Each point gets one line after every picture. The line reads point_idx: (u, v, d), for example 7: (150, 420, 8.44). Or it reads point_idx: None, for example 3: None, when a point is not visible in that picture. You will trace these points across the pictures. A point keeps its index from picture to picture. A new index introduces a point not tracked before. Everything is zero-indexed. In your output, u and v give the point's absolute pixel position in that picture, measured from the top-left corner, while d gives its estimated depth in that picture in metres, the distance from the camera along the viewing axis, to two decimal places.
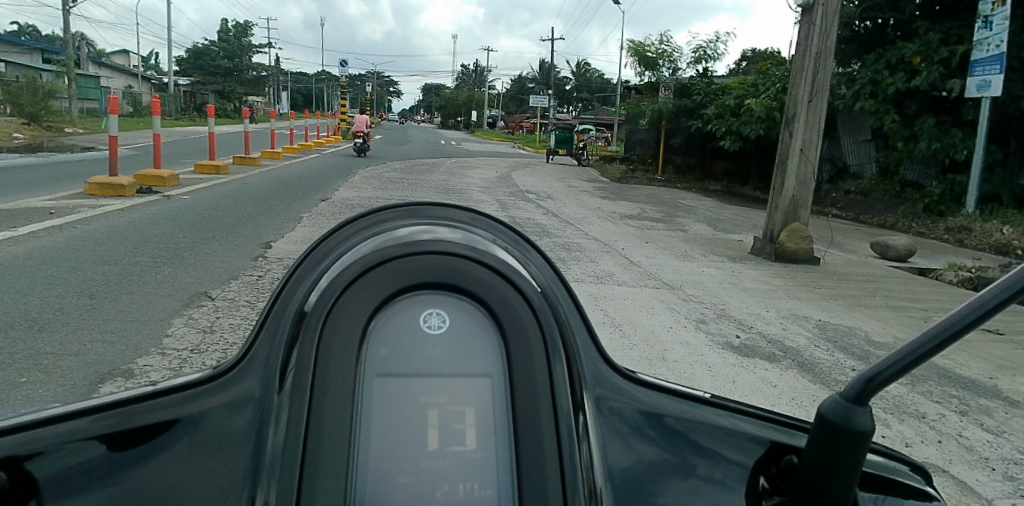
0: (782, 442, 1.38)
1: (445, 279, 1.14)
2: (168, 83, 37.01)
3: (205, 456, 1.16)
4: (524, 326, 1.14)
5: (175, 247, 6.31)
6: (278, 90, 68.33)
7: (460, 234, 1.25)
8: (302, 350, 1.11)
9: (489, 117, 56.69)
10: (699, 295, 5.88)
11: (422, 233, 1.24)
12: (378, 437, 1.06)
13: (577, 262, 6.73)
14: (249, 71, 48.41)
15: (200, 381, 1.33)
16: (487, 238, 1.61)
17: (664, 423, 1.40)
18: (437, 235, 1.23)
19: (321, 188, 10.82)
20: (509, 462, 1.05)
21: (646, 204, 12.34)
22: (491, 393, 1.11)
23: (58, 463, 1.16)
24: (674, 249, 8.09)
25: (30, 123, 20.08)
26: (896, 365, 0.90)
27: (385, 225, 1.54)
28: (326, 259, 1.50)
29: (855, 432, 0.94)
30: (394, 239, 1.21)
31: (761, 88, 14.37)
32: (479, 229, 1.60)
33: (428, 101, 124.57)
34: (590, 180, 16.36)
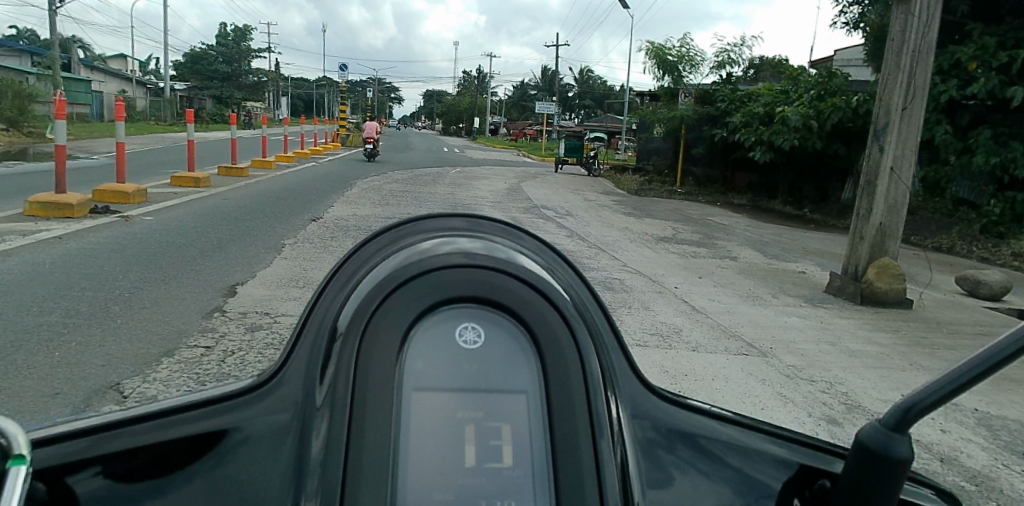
0: (814, 465, 1.40)
1: (482, 290, 1.10)
2: (163, 87, 36.49)
3: (239, 471, 1.14)
4: (563, 341, 1.09)
5: (137, 279, 5.86)
6: (275, 96, 68.02)
7: (483, 245, 1.22)
8: (339, 365, 1.07)
9: (491, 124, 56.54)
10: (752, 334, 5.65)
11: (444, 246, 1.21)
12: (416, 457, 0.98)
13: (616, 296, 6.45)
14: (244, 75, 47.74)
15: (240, 393, 1.31)
16: (511, 249, 1.41)
17: (695, 443, 1.39)
18: (459, 246, 1.20)
19: (310, 206, 10.32)
20: (549, 480, 0.97)
21: (669, 221, 12.04)
22: (527, 409, 1.04)
23: (86, 486, 1.15)
24: (709, 277, 7.83)
25: (7, 128, 19.45)
26: (932, 396, 0.91)
27: (406, 240, 1.39)
28: (350, 287, 1.36)
29: (892, 461, 0.97)
30: (423, 254, 1.18)
31: (793, 95, 14.05)
32: (507, 237, 1.45)
33: (427, 107, 124.52)
34: (604, 193, 16.04)
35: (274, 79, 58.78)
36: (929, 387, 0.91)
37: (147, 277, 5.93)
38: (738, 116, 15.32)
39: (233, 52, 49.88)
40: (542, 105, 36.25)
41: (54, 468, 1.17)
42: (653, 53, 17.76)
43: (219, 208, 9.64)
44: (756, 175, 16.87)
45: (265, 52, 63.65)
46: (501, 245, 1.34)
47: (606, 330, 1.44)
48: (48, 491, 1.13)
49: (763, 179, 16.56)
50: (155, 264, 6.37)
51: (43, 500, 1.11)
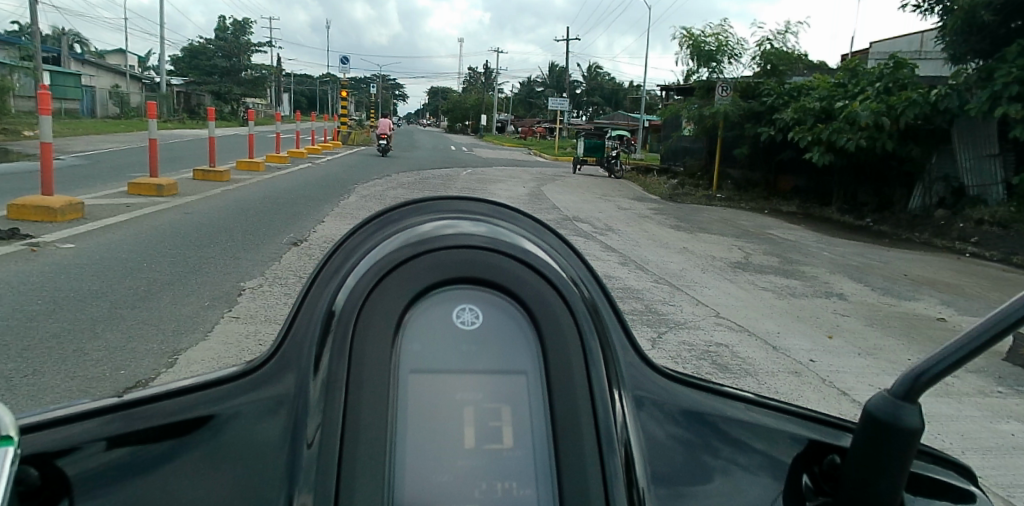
0: (821, 439, 1.29)
1: (480, 275, 1.07)
2: (160, 82, 35.73)
3: (255, 434, 1.13)
4: (556, 320, 1.07)
5: (104, 293, 5.39)
6: (276, 91, 67.48)
7: (483, 228, 1.17)
8: (339, 348, 1.04)
9: (498, 120, 56.21)
10: (793, 344, 5.35)
11: (445, 228, 1.16)
12: (418, 437, 0.99)
13: (645, 304, 6.14)
14: (247, 72, 47.20)
15: (233, 377, 1.27)
16: (514, 232, 1.26)
17: (705, 421, 1.28)
18: (460, 230, 1.15)
19: (293, 222, 9.01)
20: (548, 451, 0.98)
21: (692, 227, 11.70)
22: (527, 390, 1.04)
23: (103, 460, 1.11)
24: (738, 282, 7.52)
25: None
26: (943, 363, 0.89)
27: (402, 224, 1.22)
28: (338, 277, 1.21)
29: (902, 430, 0.93)
30: (419, 237, 1.14)
31: (851, 88, 13.72)
32: (506, 219, 1.29)
33: (432, 105, 124.56)
34: (622, 196, 15.68)
35: (277, 74, 58.09)
36: (936, 359, 0.90)
37: (67, 324, 4.59)
38: (790, 112, 14.94)
39: (236, 48, 49.26)
40: (555, 101, 35.70)
41: (46, 450, 1.12)
42: (689, 41, 17.38)
43: (183, 225, 8.29)
44: (800, 178, 16.45)
45: (266, 46, 63.03)
46: (506, 227, 1.25)
47: (608, 312, 1.31)
48: (41, 476, 1.07)
49: (815, 183, 15.98)
50: (78, 306, 5.01)
51: (36, 485, 1.06)
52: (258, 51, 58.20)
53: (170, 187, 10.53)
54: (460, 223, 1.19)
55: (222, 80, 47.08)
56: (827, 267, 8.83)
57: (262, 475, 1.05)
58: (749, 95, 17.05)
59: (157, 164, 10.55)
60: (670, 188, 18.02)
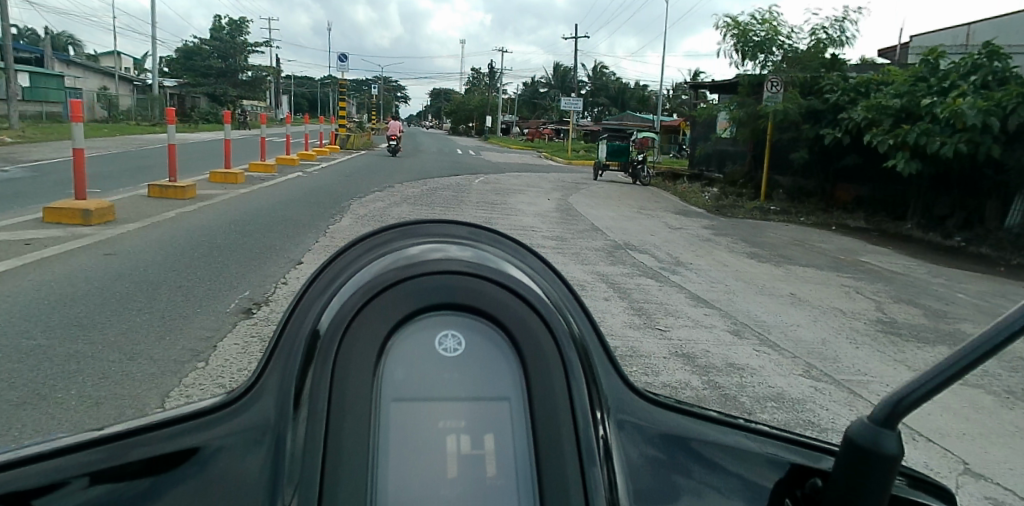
0: (803, 462, 1.27)
1: (463, 300, 1.04)
2: (152, 84, 35.21)
3: (232, 469, 1.10)
4: (543, 352, 1.04)
5: (91, 323, 5.07)
6: (278, 94, 67.23)
7: (470, 253, 1.15)
8: (322, 375, 1.02)
9: (503, 121, 55.86)
10: (837, 371, 5.12)
11: (431, 251, 1.14)
12: (399, 468, 0.97)
13: (678, 329, 5.89)
14: (243, 72, 46.23)
15: (209, 409, 1.25)
16: (500, 255, 1.25)
17: (689, 446, 1.26)
18: (447, 254, 1.13)
19: (253, 271, 7.03)
20: (532, 482, 0.96)
21: (736, 245, 10.92)
22: (512, 418, 1.02)
23: (73, 498, 1.09)
24: (769, 301, 7.28)
25: None
26: (920, 389, 0.88)
27: (387, 247, 1.20)
28: (322, 299, 1.19)
29: (882, 456, 0.92)
30: (401, 260, 1.12)
31: (936, 82, 11.97)
32: (493, 242, 1.28)
33: (435, 105, 124.53)
34: (645, 207, 15.33)
35: (275, 74, 57.07)
36: (916, 383, 0.89)
37: None
38: (861, 110, 13.26)
39: (232, 47, 48.05)
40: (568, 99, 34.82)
41: (18, 492, 1.10)
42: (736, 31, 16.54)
43: (98, 277, 6.34)
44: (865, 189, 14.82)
45: (264, 47, 62.69)
46: (491, 251, 1.23)
47: (592, 336, 1.30)
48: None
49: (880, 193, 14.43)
50: None
51: None
52: (257, 52, 57.74)
53: (100, 213, 8.78)
54: (448, 247, 1.17)
55: (219, 81, 46.03)
56: (845, 278, 8.79)
57: None
58: (808, 92, 15.67)
59: (84, 184, 8.79)
60: (712, 200, 16.90)
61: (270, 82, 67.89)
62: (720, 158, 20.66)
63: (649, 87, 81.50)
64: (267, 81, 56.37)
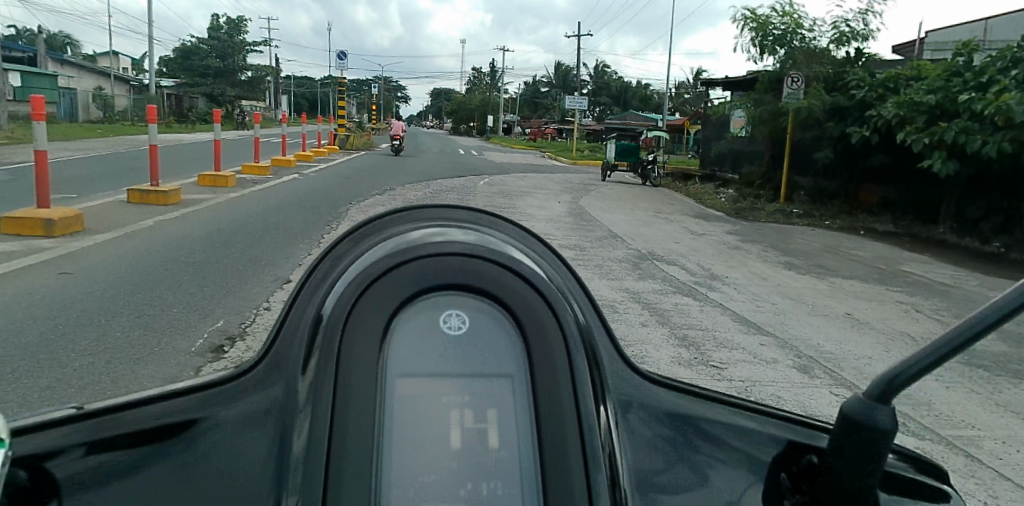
0: (800, 440, 1.30)
1: (466, 282, 1.08)
2: (151, 84, 35.04)
3: (243, 442, 1.15)
4: (545, 331, 1.08)
5: (92, 331, 5.04)
6: (278, 93, 67.03)
7: (473, 237, 1.19)
8: (330, 352, 1.06)
9: (506, 120, 55.82)
10: (848, 371, 5.07)
11: (435, 235, 1.17)
12: (405, 439, 1.01)
13: (686, 330, 5.83)
14: (242, 71, 45.90)
15: (222, 380, 1.32)
16: (502, 239, 1.28)
17: (685, 424, 1.30)
18: (450, 237, 1.16)
19: (231, 292, 6.30)
20: (534, 455, 1.00)
21: (766, 252, 10.39)
22: (513, 394, 1.06)
23: (87, 465, 1.14)
24: (778, 302, 7.21)
25: None
26: (915, 367, 0.91)
27: (392, 231, 1.23)
28: (329, 280, 1.23)
29: (876, 431, 0.95)
30: (407, 244, 1.15)
31: (976, 76, 11.30)
32: (494, 227, 1.31)
33: (435, 105, 124.52)
34: (656, 208, 15.14)
35: (274, 74, 56.76)
36: (908, 361, 0.92)
37: None
38: (890, 107, 12.58)
39: (231, 47, 47.72)
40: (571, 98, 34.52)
41: (33, 454, 1.16)
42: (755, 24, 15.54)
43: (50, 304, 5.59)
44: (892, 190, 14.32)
45: (264, 46, 62.37)
46: (493, 234, 1.26)
47: (592, 318, 1.34)
48: (28, 478, 1.11)
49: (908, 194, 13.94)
50: None
51: (26, 488, 1.09)
52: (256, 51, 57.43)
53: (63, 223, 8.25)
54: (451, 231, 1.21)
55: (218, 80, 45.81)
56: (849, 278, 8.83)
57: (247, 482, 1.07)
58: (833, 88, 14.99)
59: (48, 191, 8.26)
60: (729, 203, 16.32)
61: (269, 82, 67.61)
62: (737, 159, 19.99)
63: (650, 86, 81.32)
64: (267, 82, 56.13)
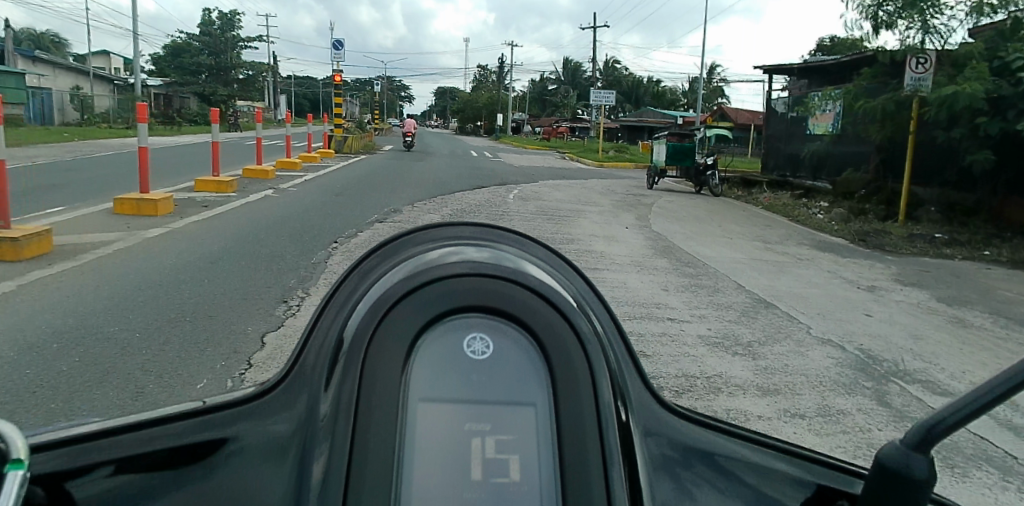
0: (829, 483, 1.24)
1: (489, 304, 1.02)
2: (136, 81, 34.25)
3: (259, 465, 1.09)
4: (570, 359, 1.02)
5: (82, 354, 4.50)
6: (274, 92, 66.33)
7: (490, 255, 1.13)
8: (350, 377, 1.00)
9: (512, 119, 55.47)
10: (891, 372, 4.96)
11: (450, 254, 1.12)
12: (423, 470, 0.94)
13: (742, 352, 5.18)
14: (237, 70, 44.18)
15: (239, 401, 1.27)
16: (519, 257, 1.23)
17: (712, 460, 1.24)
18: (466, 256, 1.11)
19: None
20: (556, 495, 0.92)
21: (962, 309, 7.13)
22: (536, 425, 0.98)
23: (106, 485, 1.10)
24: (842, 320, 6.40)
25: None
26: (958, 409, 0.83)
27: (410, 253, 1.18)
28: (350, 298, 1.18)
29: (912, 479, 0.88)
30: (424, 264, 1.10)
31: None
32: (516, 244, 1.25)
33: (440, 105, 124.58)
34: (727, 224, 12.60)
35: (269, 72, 54.90)
36: (952, 406, 0.85)
37: None
38: None
39: (224, 44, 45.90)
40: (597, 94, 31.54)
41: (51, 469, 1.12)
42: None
43: None
44: None
45: (255, 41, 61.32)
46: (509, 252, 1.20)
47: (619, 345, 1.28)
48: (47, 493, 1.07)
49: None
50: None
51: (43, 501, 1.06)
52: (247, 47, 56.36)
53: None
54: (466, 249, 1.15)
55: (210, 78, 44.95)
56: (875, 275, 8.72)
57: None
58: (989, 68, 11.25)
59: None
60: (837, 223, 12.59)
61: (266, 80, 65.83)
62: (829, 163, 15.98)
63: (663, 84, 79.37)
64: (263, 80, 54.93)
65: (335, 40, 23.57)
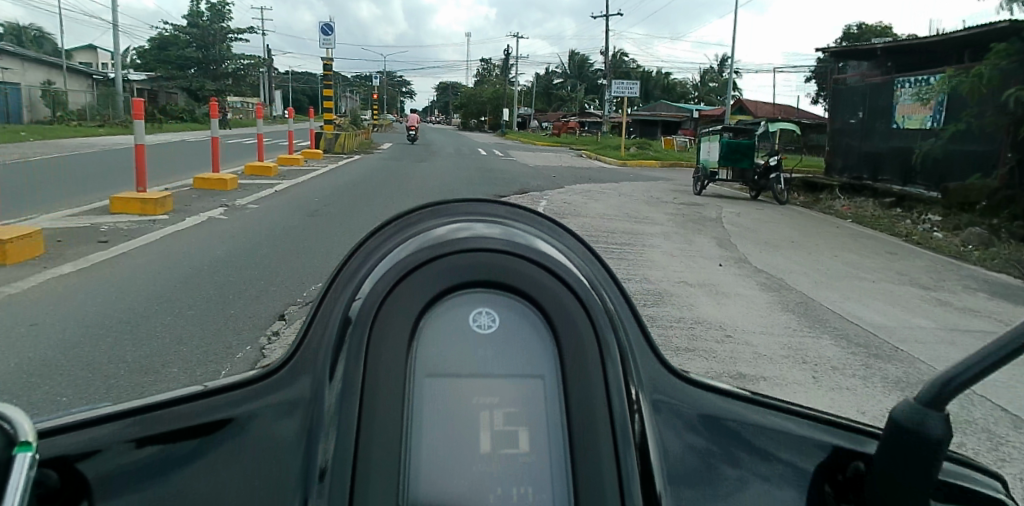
0: (846, 445, 1.27)
1: (498, 277, 1.05)
2: (116, 75, 33.53)
3: (275, 437, 1.12)
4: (576, 328, 1.04)
5: (72, 350, 4.47)
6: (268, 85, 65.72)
7: (497, 231, 1.15)
8: (357, 352, 1.03)
9: (514, 115, 55.34)
10: (885, 365, 5.08)
11: (457, 231, 1.14)
12: (435, 438, 0.98)
13: (744, 358, 5.01)
14: (225, 62, 43.20)
15: (246, 382, 1.29)
16: (527, 232, 1.25)
17: (724, 428, 1.27)
18: (473, 232, 1.13)
19: None
20: (565, 464, 0.95)
21: None
22: (546, 395, 1.02)
23: (119, 462, 1.13)
24: (851, 323, 6.21)
25: None
26: (972, 371, 0.86)
27: (417, 230, 1.20)
28: (359, 273, 1.21)
29: (928, 441, 0.90)
30: (430, 241, 1.12)
31: None
32: (523, 220, 1.28)
33: (441, 100, 124.53)
34: (799, 236, 11.01)
35: (261, 65, 53.98)
36: (962, 367, 0.88)
37: None
38: None
39: (211, 35, 44.75)
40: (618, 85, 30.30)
41: (63, 455, 1.15)
42: None
43: None
44: None
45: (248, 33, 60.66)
46: (521, 228, 1.23)
47: (626, 317, 1.31)
48: (60, 478, 1.11)
49: None
50: None
51: (57, 487, 1.09)
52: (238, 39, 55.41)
53: None
54: (473, 226, 1.17)
55: (202, 72, 44.45)
56: (876, 267, 8.81)
57: (271, 485, 1.05)
58: None
59: None
60: (973, 246, 10.10)
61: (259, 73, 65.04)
62: (940, 166, 13.03)
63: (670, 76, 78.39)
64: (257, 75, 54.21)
65: (326, 24, 22.92)
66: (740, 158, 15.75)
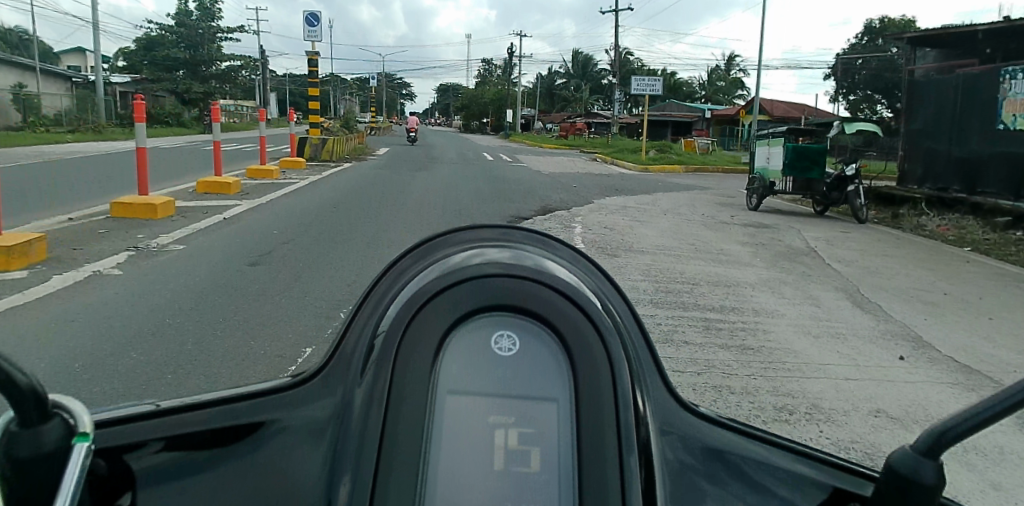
0: (846, 486, 1.16)
1: (517, 301, 0.96)
2: (101, 78, 33.15)
3: (298, 450, 1.08)
4: (592, 355, 0.95)
5: (80, 352, 4.53)
6: (264, 88, 65.38)
7: (509, 253, 1.07)
8: (384, 368, 0.95)
9: (517, 118, 55.12)
10: (881, 370, 5.17)
11: (471, 255, 1.05)
12: (446, 459, 0.89)
13: (745, 367, 5.07)
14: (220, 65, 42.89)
15: (278, 388, 1.25)
16: (541, 255, 1.17)
17: (727, 462, 1.19)
18: (487, 256, 1.05)
19: None
20: (573, 490, 0.86)
21: None
22: (558, 420, 0.92)
23: (161, 459, 1.11)
24: (891, 340, 6.02)
25: None
26: (982, 414, 0.76)
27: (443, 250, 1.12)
28: (387, 293, 1.13)
29: (922, 486, 0.82)
30: (451, 264, 1.03)
31: None
32: (541, 245, 1.19)
33: (442, 102, 124.40)
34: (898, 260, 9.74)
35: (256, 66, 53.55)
36: (963, 417, 0.78)
37: None
38: None
39: (201, 37, 43.90)
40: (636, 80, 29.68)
41: (117, 443, 1.13)
42: None
43: None
44: None
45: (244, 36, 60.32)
46: (530, 250, 1.15)
47: (639, 346, 1.22)
48: (109, 466, 1.08)
49: None
50: None
51: (105, 474, 1.07)
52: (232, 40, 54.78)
53: None
54: (486, 249, 1.09)
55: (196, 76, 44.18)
56: (876, 274, 8.92)
57: None
58: None
59: None
60: None
61: (257, 77, 64.77)
62: None
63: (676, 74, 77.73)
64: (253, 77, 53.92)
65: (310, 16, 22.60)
66: (808, 168, 14.30)
